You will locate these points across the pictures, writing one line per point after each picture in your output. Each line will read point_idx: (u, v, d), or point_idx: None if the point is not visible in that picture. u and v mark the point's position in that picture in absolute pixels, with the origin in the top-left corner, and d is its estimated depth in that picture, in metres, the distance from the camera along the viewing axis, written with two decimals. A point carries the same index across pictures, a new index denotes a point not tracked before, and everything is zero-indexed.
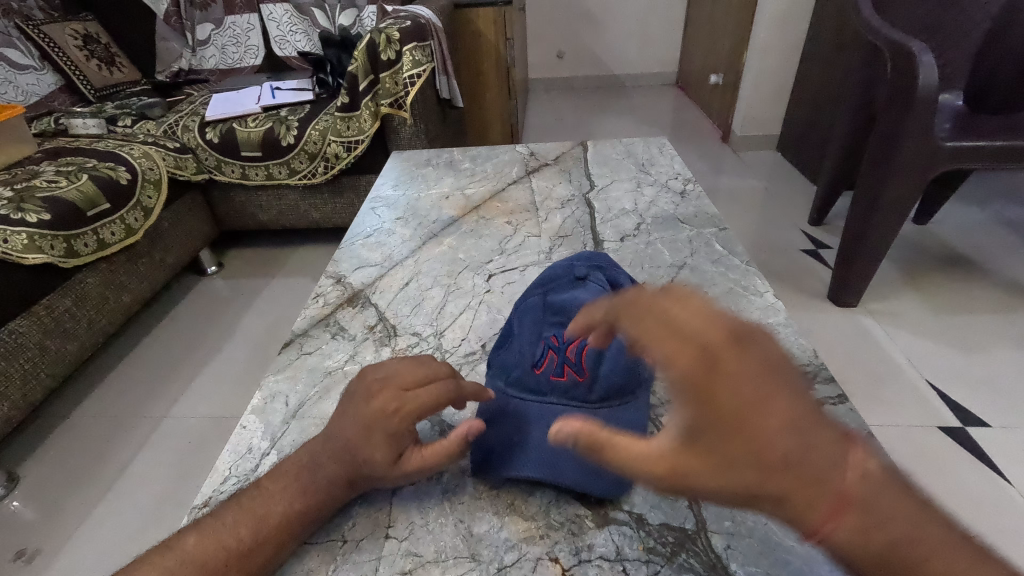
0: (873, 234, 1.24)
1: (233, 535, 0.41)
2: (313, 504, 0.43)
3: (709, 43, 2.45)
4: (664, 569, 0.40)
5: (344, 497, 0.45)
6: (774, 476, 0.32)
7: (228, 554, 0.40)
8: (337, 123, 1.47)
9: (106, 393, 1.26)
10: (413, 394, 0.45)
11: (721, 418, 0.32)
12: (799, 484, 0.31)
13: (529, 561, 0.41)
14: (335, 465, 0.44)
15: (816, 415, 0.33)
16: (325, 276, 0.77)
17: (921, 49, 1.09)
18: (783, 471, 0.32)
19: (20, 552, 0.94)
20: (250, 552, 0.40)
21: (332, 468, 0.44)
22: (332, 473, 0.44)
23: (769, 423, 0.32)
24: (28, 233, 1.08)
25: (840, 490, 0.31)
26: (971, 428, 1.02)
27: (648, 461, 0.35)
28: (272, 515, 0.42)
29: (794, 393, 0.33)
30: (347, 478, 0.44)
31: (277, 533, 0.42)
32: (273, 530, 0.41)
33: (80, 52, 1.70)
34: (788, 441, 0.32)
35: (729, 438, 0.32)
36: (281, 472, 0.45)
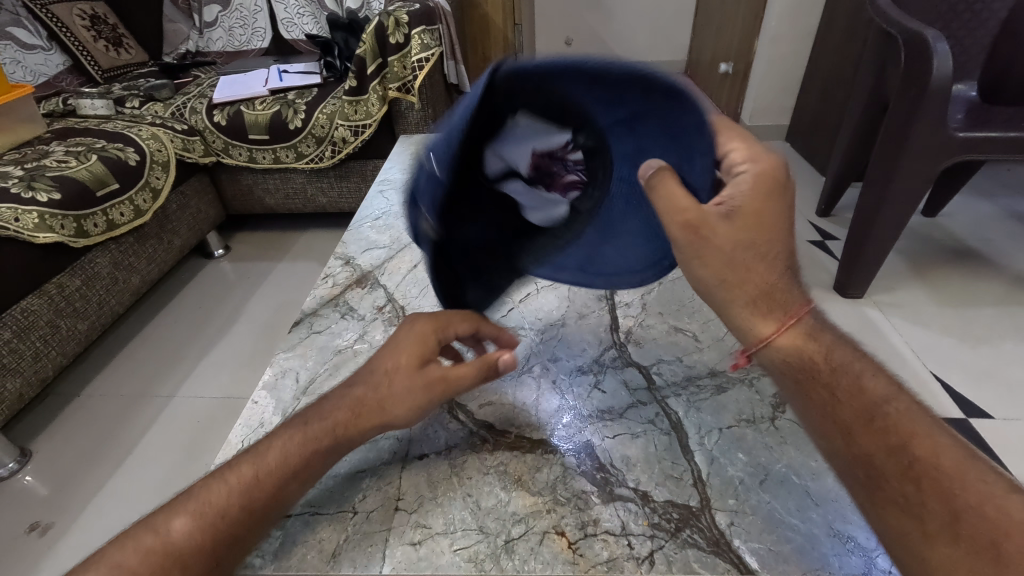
0: (881, 225, 1.24)
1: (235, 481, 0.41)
2: (313, 438, 0.43)
3: (720, 31, 2.42)
4: (668, 543, 0.41)
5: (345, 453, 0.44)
6: (739, 300, 0.42)
7: (230, 491, 0.40)
8: (345, 107, 1.47)
9: (116, 372, 1.28)
10: (447, 316, 0.48)
11: (711, 247, 0.40)
12: (759, 297, 0.42)
13: (535, 534, 0.42)
14: (341, 413, 0.44)
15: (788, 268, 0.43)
16: (333, 258, 0.77)
17: (936, 38, 1.07)
18: (750, 280, 0.42)
19: (34, 525, 0.97)
20: (249, 489, 0.41)
21: (334, 420, 0.44)
22: (338, 420, 0.44)
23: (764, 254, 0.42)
24: (38, 212, 1.08)
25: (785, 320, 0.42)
26: (973, 419, 1.03)
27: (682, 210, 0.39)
28: (277, 461, 0.42)
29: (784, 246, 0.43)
30: (351, 428, 0.44)
31: (277, 480, 0.41)
32: (272, 471, 0.42)
33: (88, 32, 1.70)
34: (756, 287, 0.42)
35: (713, 272, 0.42)
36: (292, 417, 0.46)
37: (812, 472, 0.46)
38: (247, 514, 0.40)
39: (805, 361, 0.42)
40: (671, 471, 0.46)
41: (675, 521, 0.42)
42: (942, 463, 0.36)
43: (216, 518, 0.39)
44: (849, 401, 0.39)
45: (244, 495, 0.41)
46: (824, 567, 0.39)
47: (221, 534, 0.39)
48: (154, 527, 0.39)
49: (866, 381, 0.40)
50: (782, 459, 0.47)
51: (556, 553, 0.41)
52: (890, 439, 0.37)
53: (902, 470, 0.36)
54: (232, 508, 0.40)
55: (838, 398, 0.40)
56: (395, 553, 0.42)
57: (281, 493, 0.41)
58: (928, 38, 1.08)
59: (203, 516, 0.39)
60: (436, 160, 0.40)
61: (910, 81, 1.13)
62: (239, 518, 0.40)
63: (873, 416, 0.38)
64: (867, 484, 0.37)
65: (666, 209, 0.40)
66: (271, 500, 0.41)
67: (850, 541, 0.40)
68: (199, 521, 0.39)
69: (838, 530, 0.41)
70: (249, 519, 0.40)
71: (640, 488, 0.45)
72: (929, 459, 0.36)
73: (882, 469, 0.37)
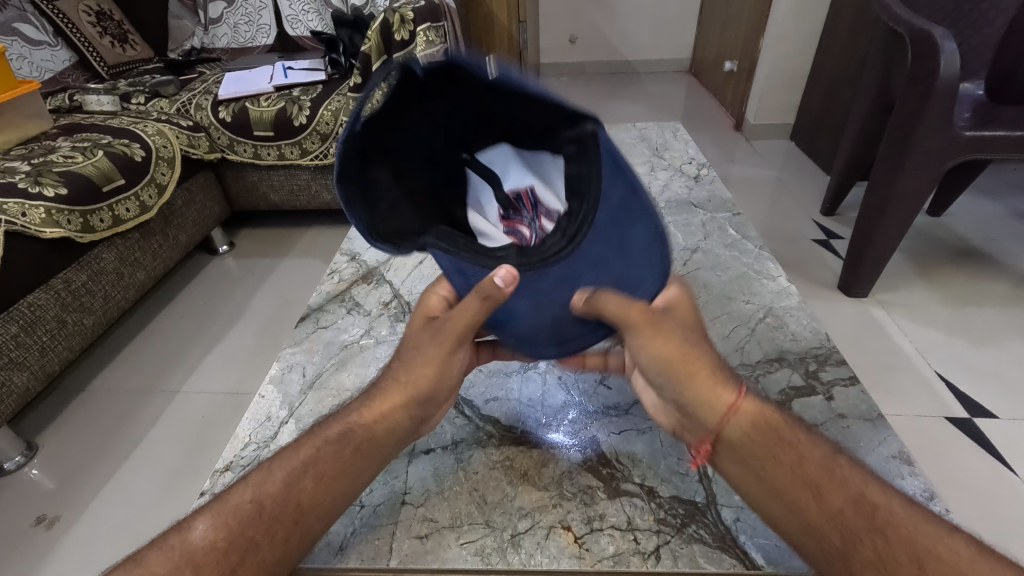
0: (886, 224, 1.23)
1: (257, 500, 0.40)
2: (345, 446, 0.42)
3: (725, 29, 2.41)
4: (674, 539, 0.41)
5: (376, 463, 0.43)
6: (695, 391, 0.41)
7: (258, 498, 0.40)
8: (349, 104, 1.47)
9: (122, 367, 1.29)
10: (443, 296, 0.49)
11: (662, 336, 0.41)
12: (715, 385, 0.41)
13: (542, 528, 0.42)
14: (360, 414, 0.44)
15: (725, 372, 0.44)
16: (339, 254, 0.78)
17: (943, 36, 1.07)
18: (702, 372, 0.41)
19: (41, 518, 0.97)
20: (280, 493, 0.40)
21: (359, 427, 0.43)
22: (359, 425, 0.43)
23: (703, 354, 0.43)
24: (45, 207, 1.09)
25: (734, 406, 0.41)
26: (978, 419, 1.02)
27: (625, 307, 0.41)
28: (302, 479, 0.41)
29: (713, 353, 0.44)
30: (377, 434, 0.43)
31: (305, 486, 0.40)
32: (305, 475, 0.41)
33: (94, 29, 1.70)
34: (704, 370, 0.42)
35: (663, 360, 0.41)
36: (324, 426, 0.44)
37: None
38: (275, 535, 0.39)
39: (762, 430, 0.41)
40: (676, 467, 0.46)
41: (681, 516, 0.43)
42: (900, 512, 0.36)
43: (243, 539, 0.38)
44: (805, 472, 0.39)
45: (269, 514, 0.39)
46: None
47: (249, 559, 0.37)
48: (172, 547, 0.38)
49: (809, 446, 0.40)
50: None
51: (562, 547, 0.41)
52: (849, 492, 0.37)
53: (869, 526, 0.36)
54: (258, 528, 0.38)
55: (795, 465, 0.39)
56: (401, 546, 0.42)
57: (310, 511, 0.40)
58: (934, 36, 1.07)
59: (226, 536, 0.38)
60: (496, 72, 0.44)
61: (917, 80, 1.12)
62: (266, 539, 0.38)
63: (829, 473, 0.38)
64: (841, 546, 0.36)
65: (618, 311, 0.42)
66: (302, 521, 0.40)
67: None
68: (222, 541, 0.38)
69: None
70: (279, 540, 0.39)
71: (646, 484, 0.45)
72: (886, 509, 0.36)
73: (851, 527, 0.36)
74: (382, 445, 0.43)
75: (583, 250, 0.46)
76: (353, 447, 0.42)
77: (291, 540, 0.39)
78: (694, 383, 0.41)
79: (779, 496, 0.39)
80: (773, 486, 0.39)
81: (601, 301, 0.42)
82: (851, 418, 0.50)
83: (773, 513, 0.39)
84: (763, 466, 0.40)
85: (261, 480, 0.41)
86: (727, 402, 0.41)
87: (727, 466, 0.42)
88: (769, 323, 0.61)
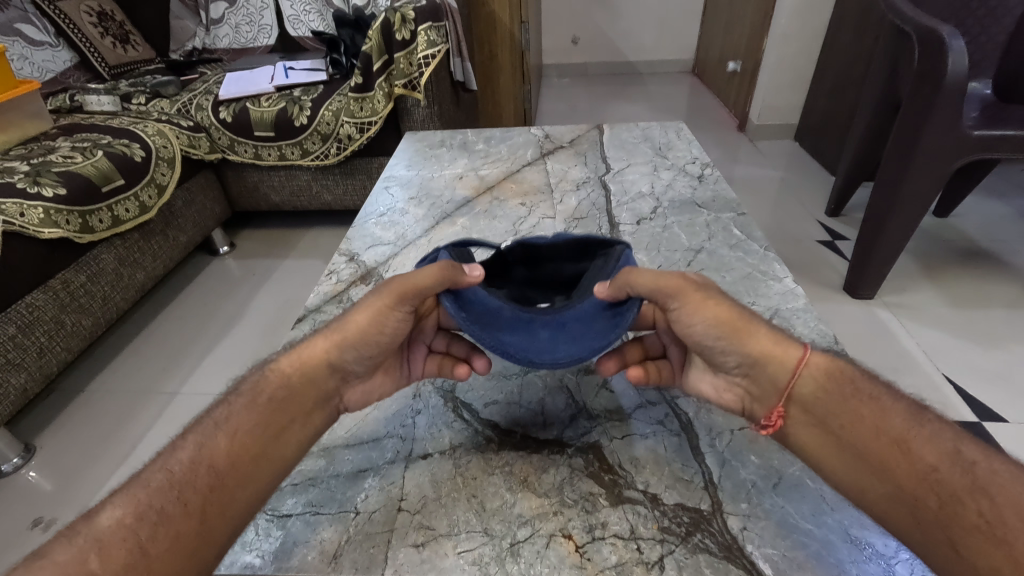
0: (893, 223, 1.21)
1: (166, 470, 0.39)
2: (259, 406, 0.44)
3: (729, 29, 2.39)
4: (678, 549, 0.40)
5: (296, 416, 0.45)
6: (752, 353, 0.43)
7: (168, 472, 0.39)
8: (350, 104, 1.46)
9: (120, 368, 1.28)
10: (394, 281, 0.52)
11: (709, 300, 0.44)
12: (773, 348, 0.43)
13: (542, 536, 0.41)
14: (279, 364, 0.47)
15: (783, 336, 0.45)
16: (337, 254, 0.76)
17: (950, 34, 1.05)
18: (759, 334, 0.43)
19: (37, 521, 0.96)
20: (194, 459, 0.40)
21: (275, 375, 0.46)
22: (276, 374, 0.46)
23: (754, 321, 0.44)
24: (43, 207, 1.08)
25: (801, 363, 0.42)
26: (987, 423, 1.01)
27: (672, 280, 0.45)
28: (217, 437, 0.42)
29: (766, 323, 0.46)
30: (295, 384, 0.46)
31: (219, 449, 0.41)
32: (219, 440, 0.41)
33: (96, 29, 1.70)
34: (760, 331, 0.44)
35: (716, 322, 0.43)
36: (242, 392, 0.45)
37: None
38: (187, 504, 0.38)
39: (837, 383, 0.42)
40: (681, 474, 0.45)
41: (685, 525, 0.41)
42: (1001, 470, 0.36)
43: (153, 511, 0.37)
44: (888, 427, 0.39)
45: (181, 482, 0.39)
46: (841, 574, 0.38)
47: (161, 527, 0.36)
48: (76, 534, 0.36)
49: (890, 401, 0.40)
50: (795, 462, 0.45)
51: (563, 556, 0.39)
52: (941, 448, 0.37)
53: (970, 484, 0.35)
54: (168, 497, 0.38)
55: (876, 421, 0.39)
56: (397, 554, 0.41)
57: (228, 472, 0.40)
58: (942, 34, 1.06)
59: (135, 512, 0.37)
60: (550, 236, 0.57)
61: (924, 78, 1.11)
62: (178, 507, 0.37)
63: (916, 430, 0.38)
64: (940, 509, 0.35)
65: (652, 282, 0.45)
66: (220, 482, 0.40)
67: (868, 546, 0.39)
68: (131, 516, 0.36)
69: (855, 536, 0.40)
70: (195, 507, 0.38)
71: (650, 490, 0.44)
72: (989, 464, 0.36)
73: (947, 485, 0.36)
74: (302, 395, 0.46)
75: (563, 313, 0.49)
76: (267, 400, 0.45)
77: (209, 505, 0.38)
78: (753, 343, 0.43)
79: (864, 460, 0.38)
80: (856, 447, 0.39)
81: (636, 272, 0.46)
82: None
83: (858, 480, 0.39)
84: (843, 425, 0.40)
85: (173, 453, 0.40)
86: (794, 357, 0.43)
87: (807, 435, 0.42)
88: (776, 324, 0.60)
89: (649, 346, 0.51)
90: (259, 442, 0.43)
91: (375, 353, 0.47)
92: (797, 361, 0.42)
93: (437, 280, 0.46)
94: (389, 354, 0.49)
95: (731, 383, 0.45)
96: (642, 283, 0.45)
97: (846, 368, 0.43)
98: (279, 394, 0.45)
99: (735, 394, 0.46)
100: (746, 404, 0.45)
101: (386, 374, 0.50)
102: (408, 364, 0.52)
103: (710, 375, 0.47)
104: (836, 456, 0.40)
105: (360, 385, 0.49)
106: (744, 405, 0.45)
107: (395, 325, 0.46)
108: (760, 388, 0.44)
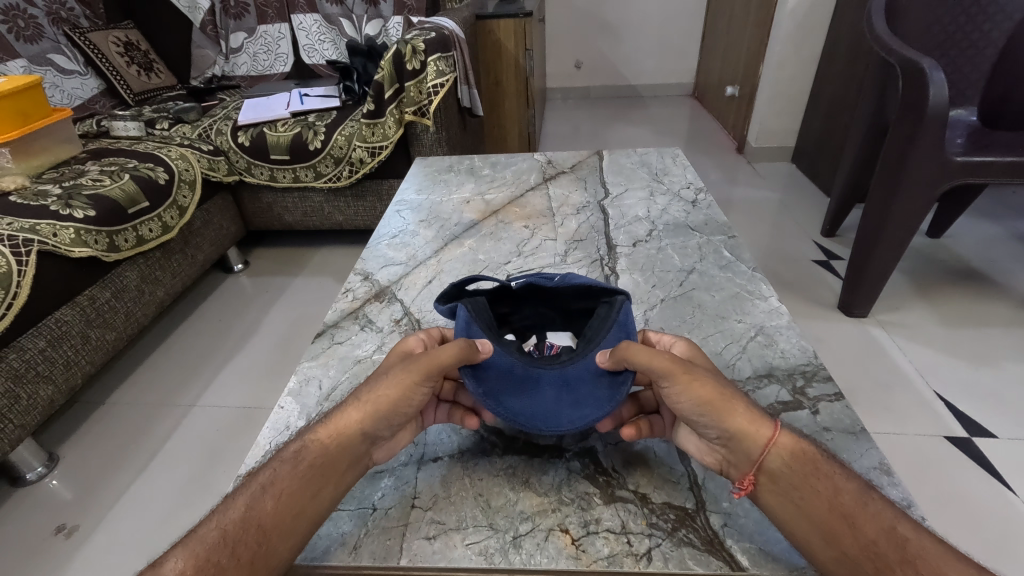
0: (883, 244, 1.26)
1: (221, 526, 0.42)
2: (300, 468, 0.45)
3: (726, 55, 2.48)
4: (665, 541, 0.44)
5: (332, 480, 0.46)
6: (723, 432, 0.44)
7: (223, 529, 0.42)
8: (362, 129, 1.53)
9: (140, 382, 1.33)
10: (411, 342, 0.54)
11: (697, 379, 0.44)
12: (746, 426, 0.44)
13: (542, 531, 0.45)
14: (315, 433, 0.47)
15: (758, 414, 0.45)
16: (353, 274, 0.82)
17: (931, 67, 1.11)
18: (731, 413, 0.44)
19: (60, 527, 1.01)
20: (244, 518, 0.42)
21: (314, 445, 0.46)
22: (314, 443, 0.46)
23: (731, 402, 0.44)
24: (75, 228, 1.15)
25: (769, 441, 0.43)
26: (977, 439, 1.04)
27: (661, 362, 0.45)
28: (264, 498, 0.43)
29: (745, 398, 0.46)
30: (331, 452, 0.46)
31: (266, 510, 0.43)
32: (265, 500, 0.43)
33: (122, 58, 1.80)
34: (741, 407, 0.44)
35: (700, 401, 0.44)
36: (286, 455, 0.46)
37: None
38: (239, 557, 0.40)
39: (800, 461, 0.43)
40: (669, 476, 0.49)
41: (672, 521, 0.46)
42: (931, 548, 0.38)
43: (210, 565, 0.40)
44: (839, 502, 0.41)
45: (233, 538, 0.41)
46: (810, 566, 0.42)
47: None
48: None
49: (843, 477, 0.42)
50: None
51: (560, 548, 0.44)
52: (882, 524, 0.39)
53: (902, 558, 0.37)
54: (223, 553, 0.40)
55: (830, 495, 0.41)
56: (411, 546, 0.45)
57: (273, 530, 0.42)
58: (923, 67, 1.12)
59: (194, 565, 0.40)
60: (559, 279, 0.60)
61: (908, 107, 1.17)
62: (231, 563, 0.40)
63: (863, 505, 0.40)
64: None
65: (646, 361, 0.46)
66: (264, 541, 0.41)
67: None
68: (190, 569, 0.39)
69: None
70: (244, 563, 0.40)
71: (640, 491, 0.48)
72: (920, 542, 0.38)
73: (887, 559, 0.38)
74: (336, 462, 0.46)
75: (567, 368, 0.53)
76: (307, 464, 0.45)
77: (257, 560, 0.41)
78: (734, 420, 0.44)
79: (818, 527, 0.40)
80: (811, 515, 0.41)
81: (632, 349, 0.46)
82: (835, 431, 0.52)
83: (811, 545, 0.40)
84: (803, 497, 0.41)
85: (227, 508, 0.43)
86: (765, 436, 0.43)
87: (771, 501, 0.43)
88: (760, 340, 0.64)
89: (645, 400, 0.54)
90: (301, 503, 0.44)
91: (402, 420, 0.48)
92: (764, 439, 0.43)
93: (459, 357, 0.48)
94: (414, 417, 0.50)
95: (711, 448, 0.46)
96: (636, 360, 0.46)
97: (809, 449, 0.44)
98: (318, 460, 0.45)
99: (715, 457, 0.47)
100: (724, 466, 0.46)
101: (410, 430, 0.51)
102: (423, 416, 0.53)
103: (694, 436, 0.48)
104: (795, 523, 0.41)
105: (387, 445, 0.50)
106: (722, 466, 0.46)
107: (421, 397, 0.48)
108: (735, 455, 0.44)
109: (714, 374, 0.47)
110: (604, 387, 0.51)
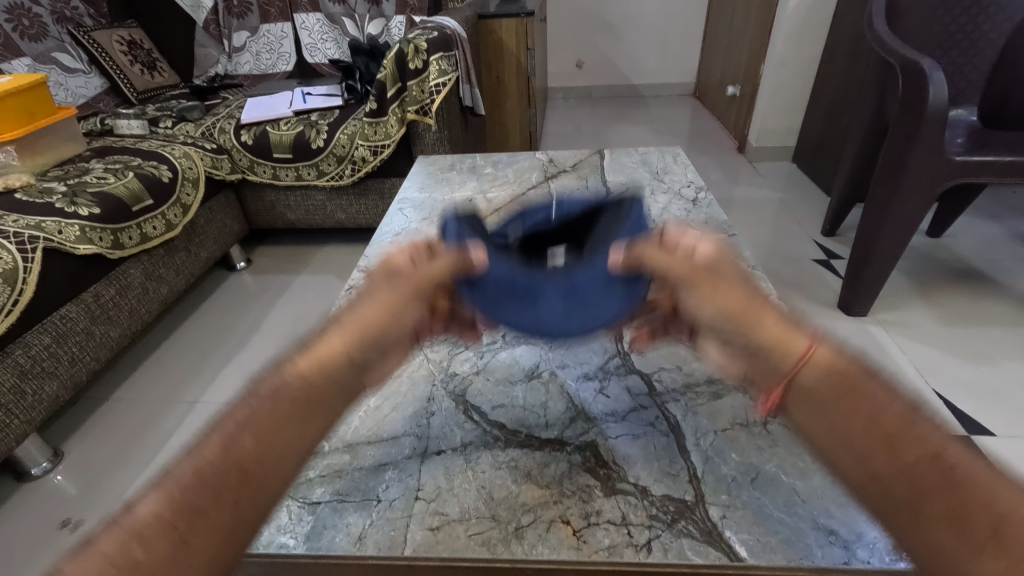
0: (883, 243, 1.27)
1: (196, 466, 0.37)
2: (292, 399, 0.40)
3: (728, 55, 2.48)
4: (665, 533, 0.45)
5: (320, 414, 0.41)
6: (750, 342, 0.43)
7: (201, 471, 0.37)
8: (365, 128, 1.54)
9: (144, 378, 1.34)
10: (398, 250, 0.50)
11: (716, 287, 0.45)
12: (773, 339, 0.42)
13: (543, 522, 0.46)
14: (298, 361, 0.42)
15: (789, 325, 0.43)
16: (357, 271, 0.83)
17: (931, 67, 1.11)
18: (754, 324, 0.43)
19: (65, 521, 1.02)
20: (225, 457, 0.37)
21: (298, 375, 0.41)
22: (299, 371, 0.41)
23: (759, 312, 0.43)
24: (80, 225, 1.16)
25: (803, 356, 0.41)
26: (975, 437, 1.05)
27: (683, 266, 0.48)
28: (241, 436, 0.38)
29: (778, 311, 0.44)
30: (320, 383, 0.41)
31: (251, 448, 0.38)
32: (250, 437, 0.38)
33: (125, 57, 1.81)
34: (771, 317, 0.43)
35: (723, 311, 0.44)
36: (270, 385, 0.41)
37: (801, 470, 0.49)
38: (221, 500, 0.36)
39: (838, 376, 0.40)
40: (668, 469, 0.50)
41: (672, 512, 0.46)
42: (985, 475, 0.33)
43: (188, 507, 0.36)
44: (879, 418, 0.37)
45: (211, 480, 0.37)
46: (807, 556, 0.42)
47: (197, 528, 0.35)
48: (113, 529, 0.34)
49: (890, 394, 0.38)
50: (772, 459, 0.50)
51: (561, 539, 0.45)
52: (925, 448, 0.35)
53: (943, 484, 0.34)
54: (202, 496, 0.36)
55: (864, 411, 0.38)
56: (415, 537, 0.46)
57: (258, 469, 0.38)
58: (923, 67, 1.12)
59: (170, 506, 0.35)
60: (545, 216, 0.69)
61: (907, 108, 1.17)
62: (213, 506, 0.36)
63: (906, 424, 0.36)
64: (907, 503, 0.34)
65: (661, 260, 0.49)
66: (250, 480, 0.38)
67: (833, 532, 0.44)
68: (167, 515, 0.35)
69: (823, 524, 0.45)
70: (228, 506, 0.37)
71: (640, 483, 0.49)
72: (969, 469, 0.34)
73: (926, 483, 0.34)
74: (327, 392, 0.41)
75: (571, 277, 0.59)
76: (291, 397, 0.40)
77: (241, 502, 0.37)
78: (762, 329, 0.43)
79: (848, 445, 0.38)
80: (840, 433, 0.38)
81: (643, 251, 0.50)
82: None
83: (841, 463, 0.39)
84: (833, 413, 0.39)
85: (199, 449, 0.38)
86: (799, 348, 0.41)
87: (802, 416, 0.41)
88: None
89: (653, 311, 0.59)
90: (294, 435, 0.40)
91: (394, 344, 0.45)
92: (798, 354, 0.41)
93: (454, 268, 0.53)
94: (408, 341, 0.47)
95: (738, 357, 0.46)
96: (656, 263, 0.50)
97: (854, 364, 0.40)
98: (308, 391, 0.41)
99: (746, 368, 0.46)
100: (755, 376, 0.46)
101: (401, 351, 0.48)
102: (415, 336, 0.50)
103: (721, 347, 0.48)
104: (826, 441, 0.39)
105: (377, 369, 0.46)
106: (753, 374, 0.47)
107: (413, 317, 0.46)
108: (761, 365, 0.43)
109: (743, 287, 0.45)
110: (617, 289, 0.57)
